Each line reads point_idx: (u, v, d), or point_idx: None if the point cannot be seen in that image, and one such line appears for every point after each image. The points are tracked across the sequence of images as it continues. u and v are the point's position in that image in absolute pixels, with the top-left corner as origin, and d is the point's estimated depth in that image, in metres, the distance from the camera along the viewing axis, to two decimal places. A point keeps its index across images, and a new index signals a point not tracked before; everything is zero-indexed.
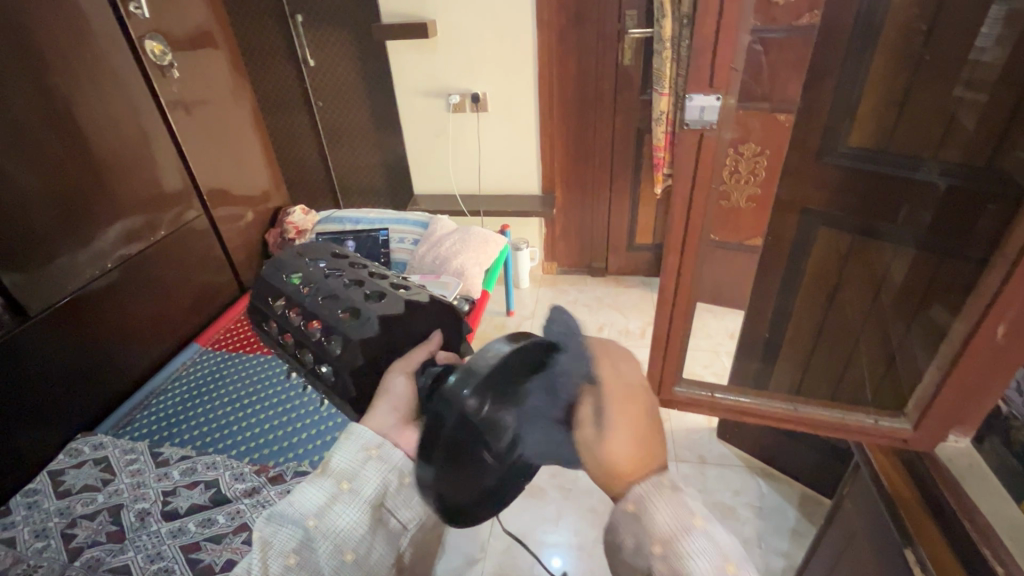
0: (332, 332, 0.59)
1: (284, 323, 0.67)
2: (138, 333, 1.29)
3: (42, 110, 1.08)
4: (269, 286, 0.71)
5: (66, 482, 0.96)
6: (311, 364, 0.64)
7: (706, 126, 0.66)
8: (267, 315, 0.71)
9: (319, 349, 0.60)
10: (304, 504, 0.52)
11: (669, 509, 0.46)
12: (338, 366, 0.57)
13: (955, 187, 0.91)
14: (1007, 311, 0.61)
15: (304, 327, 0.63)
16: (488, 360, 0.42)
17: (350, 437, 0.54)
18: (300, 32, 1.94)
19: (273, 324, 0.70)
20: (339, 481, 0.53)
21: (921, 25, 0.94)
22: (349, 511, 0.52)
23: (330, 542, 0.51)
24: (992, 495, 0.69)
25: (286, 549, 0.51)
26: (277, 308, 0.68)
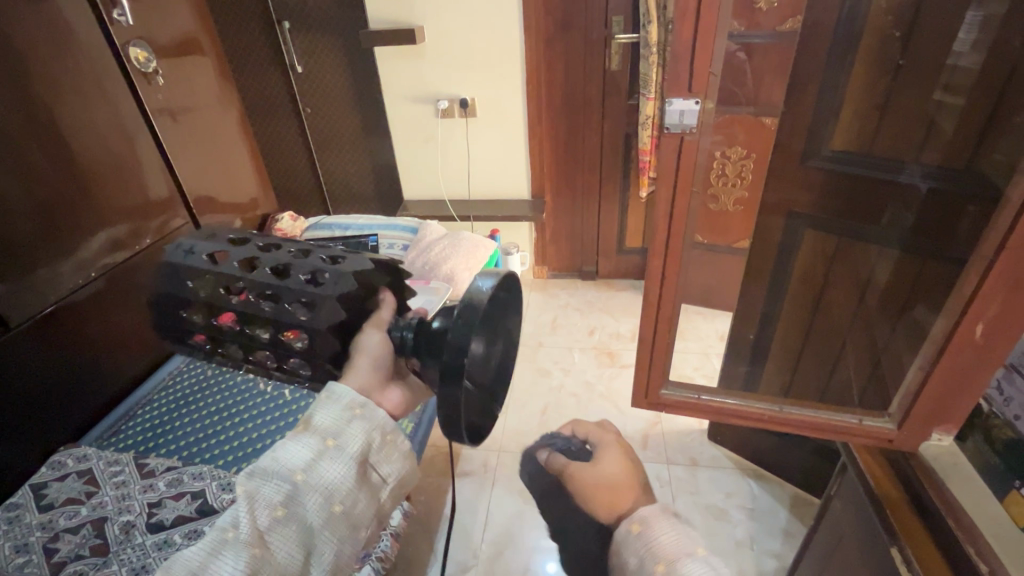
0: (299, 295, 0.56)
1: (228, 310, 0.60)
2: (124, 343, 1.27)
3: (24, 119, 1.06)
4: (185, 275, 0.62)
5: (48, 495, 0.93)
6: (276, 341, 0.59)
7: (685, 130, 0.67)
8: (193, 308, 0.62)
9: (282, 317, 0.56)
10: (288, 461, 0.49)
11: (671, 532, 0.57)
12: (313, 327, 0.55)
13: (936, 189, 0.92)
14: (986, 309, 0.62)
15: (256, 303, 0.58)
16: (482, 293, 0.51)
17: (332, 397, 0.52)
18: (287, 38, 1.93)
19: (195, 314, 0.63)
20: (322, 438, 0.50)
21: (898, 30, 0.96)
22: (335, 467, 0.50)
23: (318, 496, 0.49)
24: (976, 493, 0.69)
25: (274, 501, 0.48)
26: (209, 296, 0.60)
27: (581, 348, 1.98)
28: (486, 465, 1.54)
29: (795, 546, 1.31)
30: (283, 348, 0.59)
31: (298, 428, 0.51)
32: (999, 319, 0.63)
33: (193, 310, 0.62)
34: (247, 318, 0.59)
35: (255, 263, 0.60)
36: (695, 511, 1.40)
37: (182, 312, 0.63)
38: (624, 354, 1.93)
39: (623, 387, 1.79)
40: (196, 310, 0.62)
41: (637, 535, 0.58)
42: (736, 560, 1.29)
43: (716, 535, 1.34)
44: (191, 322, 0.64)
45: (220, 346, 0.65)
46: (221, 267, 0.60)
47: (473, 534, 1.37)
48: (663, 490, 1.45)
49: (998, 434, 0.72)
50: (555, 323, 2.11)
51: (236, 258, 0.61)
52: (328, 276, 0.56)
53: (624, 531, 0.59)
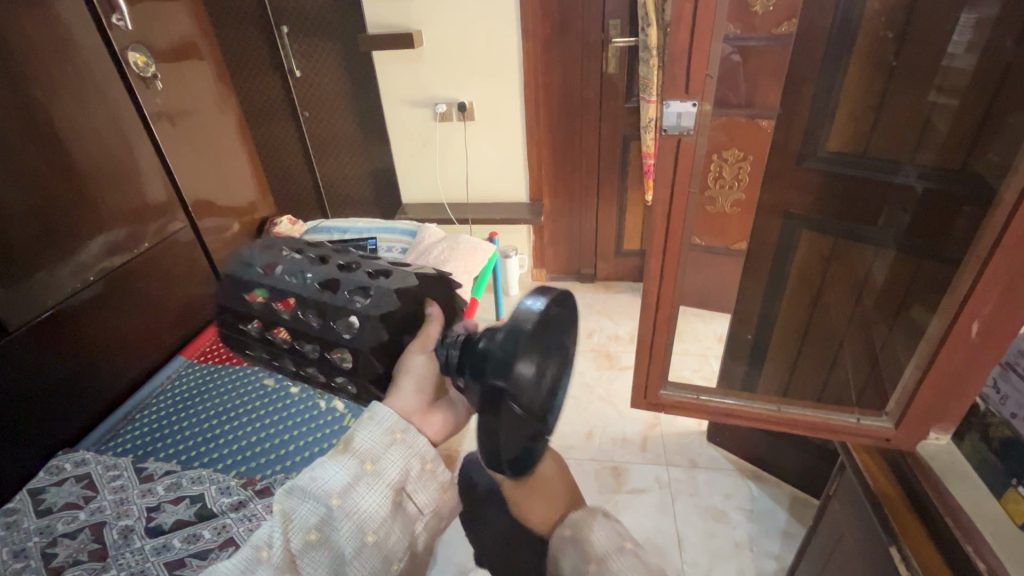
0: (341, 311, 0.48)
1: (274, 324, 0.51)
2: (116, 349, 1.25)
3: (21, 122, 1.06)
4: (237, 282, 0.53)
5: (46, 500, 0.93)
6: (326, 361, 0.50)
7: (683, 132, 0.67)
8: (241, 320, 0.53)
9: (322, 333, 0.48)
10: (325, 482, 0.46)
11: (606, 532, 0.49)
12: (357, 347, 0.47)
13: (931, 190, 0.93)
14: (979, 308, 0.63)
15: (304, 318, 0.49)
16: (531, 314, 0.44)
17: (374, 418, 0.48)
18: (285, 43, 1.94)
19: (250, 326, 0.52)
20: (361, 462, 0.47)
21: (891, 33, 0.97)
22: (370, 496, 0.46)
23: (352, 524, 0.45)
24: (973, 491, 0.70)
25: (308, 524, 0.46)
26: (259, 309, 0.51)
27: (580, 350, 1.98)
28: None
29: (795, 547, 1.31)
30: (332, 368, 0.50)
31: (336, 448, 0.48)
32: (994, 318, 0.63)
33: (241, 322, 0.53)
34: (293, 334, 0.50)
35: (298, 271, 0.52)
36: (695, 512, 1.40)
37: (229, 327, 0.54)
38: (623, 355, 1.94)
39: (622, 388, 1.79)
40: (247, 322, 0.52)
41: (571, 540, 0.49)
42: (736, 561, 1.29)
43: (715, 537, 1.34)
44: (236, 335, 0.54)
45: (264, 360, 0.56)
46: (264, 275, 0.52)
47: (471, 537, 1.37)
48: (662, 492, 1.46)
49: (995, 433, 0.72)
50: None
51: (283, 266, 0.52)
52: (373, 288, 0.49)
53: (555, 536, 0.50)
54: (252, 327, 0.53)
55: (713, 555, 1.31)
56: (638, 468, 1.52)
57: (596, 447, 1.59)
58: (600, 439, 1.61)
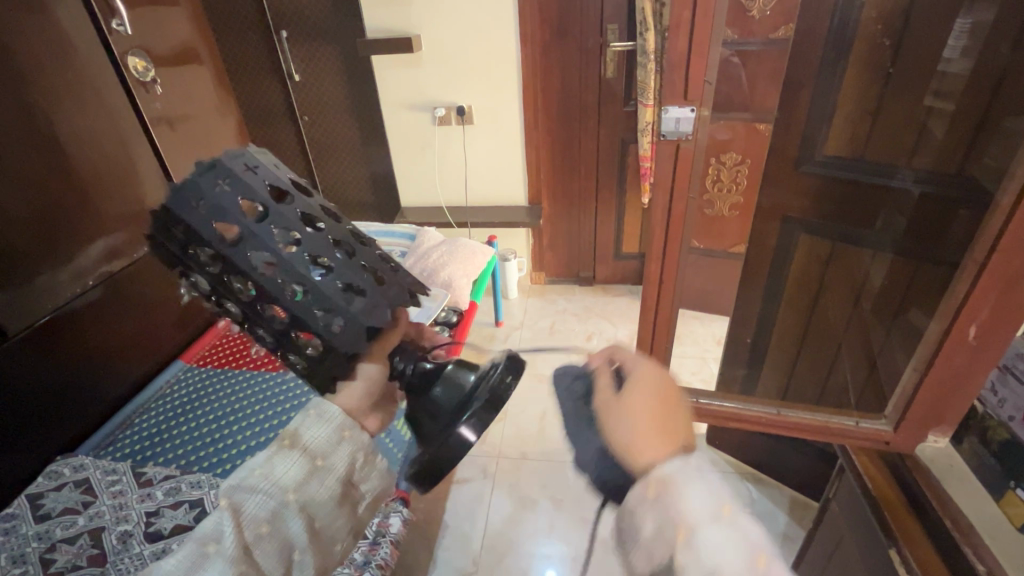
0: (325, 305, 0.43)
1: (262, 247, 0.43)
2: (124, 352, 1.24)
3: (24, 127, 1.04)
4: (242, 179, 0.44)
5: (45, 505, 0.92)
6: (302, 315, 0.43)
7: (682, 137, 0.68)
8: (218, 221, 0.43)
9: (300, 317, 0.43)
10: (277, 480, 0.49)
11: (697, 495, 0.44)
12: (334, 345, 0.44)
13: (928, 194, 0.93)
14: (977, 314, 0.64)
15: (281, 286, 0.43)
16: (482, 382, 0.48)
17: (321, 415, 0.50)
18: (285, 47, 1.95)
19: (227, 232, 0.43)
20: (311, 459, 0.49)
21: (886, 39, 0.97)
22: (321, 487, 0.50)
23: (304, 515, 0.50)
24: (970, 494, 0.70)
25: (259, 517, 0.49)
26: (259, 225, 0.43)
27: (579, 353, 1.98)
28: (485, 472, 1.54)
29: (794, 550, 1.31)
30: (302, 324, 0.44)
31: (286, 443, 0.50)
32: (992, 321, 0.64)
33: (195, 243, 0.44)
34: (277, 268, 0.43)
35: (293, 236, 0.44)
36: None
37: (187, 209, 0.43)
38: None
39: None
40: (227, 225, 0.43)
41: (656, 501, 0.44)
42: None
43: None
44: (193, 226, 0.43)
45: (200, 270, 0.45)
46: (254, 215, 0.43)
47: (472, 541, 1.36)
48: None
49: (993, 434, 0.72)
50: (553, 328, 2.12)
51: (305, 203, 0.47)
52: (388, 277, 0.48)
53: (636, 491, 0.45)
54: (227, 233, 0.43)
55: None
56: None
57: None
58: None
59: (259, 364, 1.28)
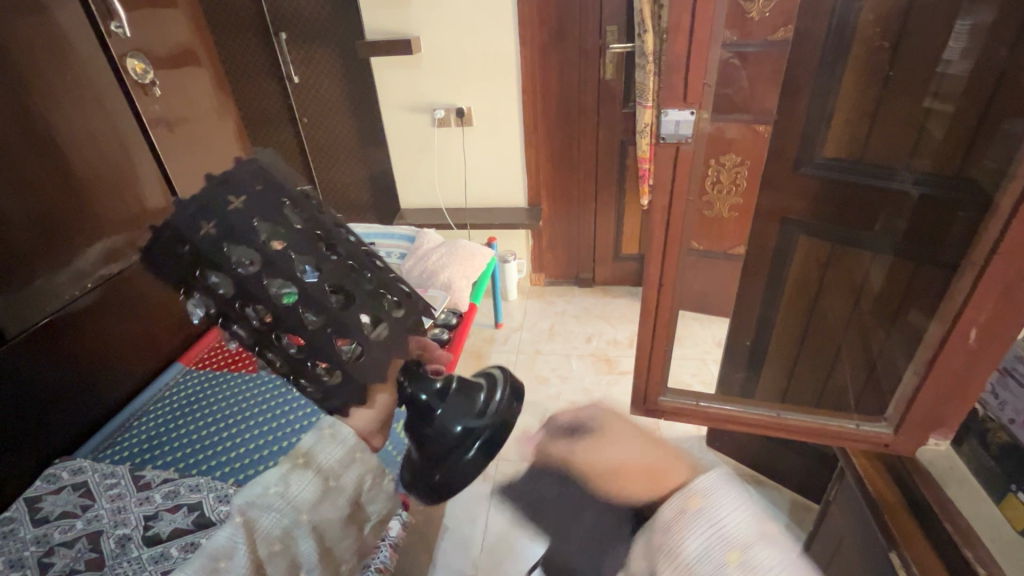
0: (348, 334, 0.41)
1: (277, 277, 0.38)
2: (121, 353, 1.24)
3: (21, 129, 1.04)
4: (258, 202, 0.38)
5: (43, 508, 0.92)
6: (322, 347, 0.40)
7: (681, 140, 0.68)
8: (233, 244, 0.37)
9: (325, 350, 0.40)
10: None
11: (741, 515, 0.44)
12: (356, 376, 0.42)
13: (928, 196, 0.93)
14: (978, 315, 0.63)
15: (302, 317, 0.39)
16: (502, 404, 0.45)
17: None
18: (284, 50, 1.95)
19: (235, 253, 0.37)
20: None
21: (886, 42, 0.97)
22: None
23: None
24: (971, 496, 0.70)
25: None
26: (274, 245, 0.38)
27: (579, 355, 1.98)
28: None
29: None
30: (324, 356, 0.41)
31: None
32: (992, 324, 0.63)
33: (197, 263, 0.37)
34: (301, 300, 0.39)
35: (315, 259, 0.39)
36: None
37: (202, 230, 0.37)
38: (621, 360, 1.94)
39: (621, 393, 1.79)
40: (236, 247, 0.37)
41: (699, 510, 0.45)
42: None
43: None
44: (204, 247, 0.37)
45: (209, 295, 0.38)
46: (270, 237, 0.38)
47: (472, 543, 1.36)
48: None
49: (994, 438, 0.72)
50: (553, 330, 2.12)
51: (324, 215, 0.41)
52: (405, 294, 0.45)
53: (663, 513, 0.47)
54: (248, 261, 0.37)
55: None
56: None
57: None
58: None
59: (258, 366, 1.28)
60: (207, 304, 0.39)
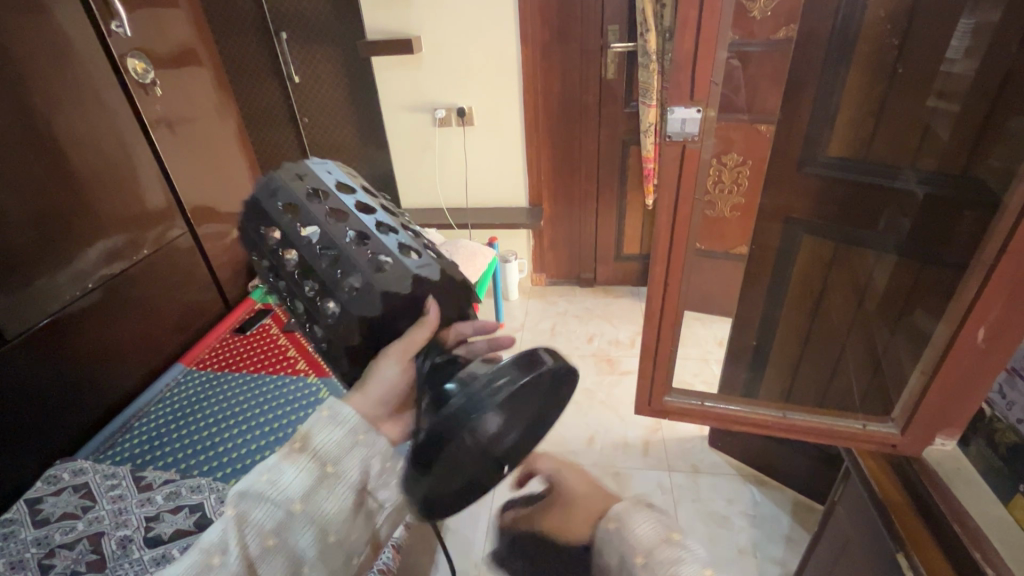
0: (350, 267, 0.43)
1: (287, 248, 0.45)
2: (121, 353, 1.23)
3: (21, 130, 1.03)
4: (276, 187, 0.46)
5: (43, 509, 0.91)
6: (326, 279, 0.43)
7: (687, 138, 0.67)
8: (260, 226, 0.45)
9: (326, 280, 0.43)
10: (287, 486, 0.41)
11: (650, 521, 0.42)
12: (349, 308, 0.43)
13: (934, 195, 0.93)
14: (987, 314, 0.63)
15: (315, 250, 0.43)
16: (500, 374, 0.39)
17: (334, 418, 0.44)
18: (285, 49, 1.95)
19: (278, 203, 0.44)
20: (321, 463, 0.42)
21: (894, 39, 0.96)
22: (332, 493, 0.42)
23: (314, 526, 0.41)
24: (977, 496, 0.70)
25: (266, 529, 0.41)
26: (310, 199, 0.45)
27: (581, 355, 1.97)
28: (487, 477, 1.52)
29: (799, 553, 1.30)
30: (328, 290, 0.44)
31: (294, 446, 0.43)
32: (1001, 324, 0.63)
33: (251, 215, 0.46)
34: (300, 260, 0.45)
35: (341, 210, 0.45)
36: (698, 518, 1.40)
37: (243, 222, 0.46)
38: (624, 360, 1.93)
39: (624, 393, 1.79)
40: (280, 200, 0.45)
41: (612, 530, 0.42)
42: (739, 568, 1.28)
43: (720, 542, 1.34)
44: (245, 233, 0.47)
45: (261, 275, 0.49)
46: (304, 192, 0.45)
47: (474, 544, 1.36)
48: (664, 497, 1.45)
49: (1002, 438, 0.71)
50: (554, 330, 2.11)
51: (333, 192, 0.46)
52: (389, 261, 0.44)
53: (599, 533, 0.43)
54: (271, 236, 0.46)
55: (717, 561, 1.30)
56: (641, 473, 1.52)
57: (598, 452, 1.58)
58: (601, 443, 1.61)
59: (260, 366, 1.27)
60: (260, 252, 0.47)
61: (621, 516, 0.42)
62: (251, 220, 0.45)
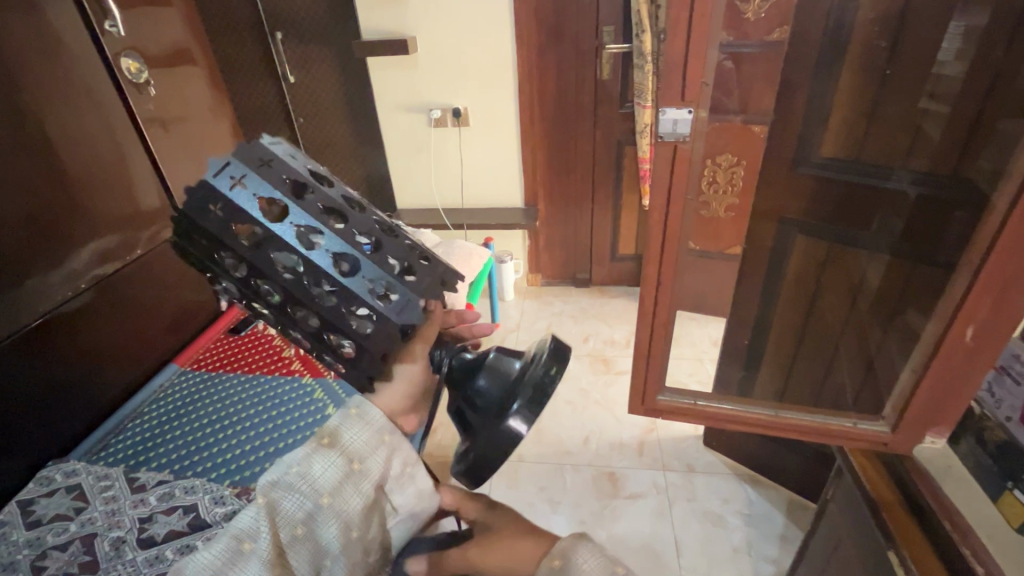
0: (351, 302, 0.44)
1: (286, 251, 0.43)
2: (114, 353, 1.22)
3: (14, 130, 1.03)
4: (249, 179, 0.43)
5: (35, 511, 0.90)
6: (330, 317, 0.45)
7: (679, 138, 0.68)
8: (239, 226, 0.43)
9: (331, 316, 0.45)
10: (316, 480, 0.45)
11: (593, 557, 0.45)
12: (363, 342, 0.45)
13: (925, 195, 0.93)
14: (975, 314, 0.64)
15: (308, 287, 0.44)
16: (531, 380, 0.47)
17: (362, 416, 0.48)
18: (280, 49, 1.93)
19: (245, 238, 0.43)
20: (350, 460, 0.46)
21: (884, 41, 0.97)
22: (356, 489, 0.46)
23: (339, 520, 0.45)
24: (967, 494, 0.70)
25: (296, 517, 0.44)
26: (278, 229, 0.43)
27: (576, 355, 1.98)
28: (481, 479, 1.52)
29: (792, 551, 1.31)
30: (333, 326, 0.45)
31: (325, 442, 0.47)
32: (989, 323, 0.64)
33: (220, 254, 0.45)
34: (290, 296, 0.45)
35: (318, 237, 0.44)
36: (693, 517, 1.40)
37: (212, 225, 0.43)
38: (619, 360, 1.94)
39: (619, 393, 1.79)
40: (246, 233, 0.44)
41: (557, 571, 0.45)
42: (734, 567, 1.29)
43: (714, 541, 1.34)
44: (214, 230, 0.43)
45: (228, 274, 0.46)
46: (269, 220, 0.43)
47: None
48: (659, 496, 1.45)
49: (990, 437, 0.72)
50: (550, 330, 2.12)
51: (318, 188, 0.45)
52: (387, 287, 0.44)
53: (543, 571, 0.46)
54: (247, 274, 0.45)
55: (711, 560, 1.30)
56: (636, 472, 1.52)
57: (593, 452, 1.59)
58: (597, 443, 1.61)
59: (255, 367, 1.27)
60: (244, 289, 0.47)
61: (564, 557, 0.46)
62: (225, 261, 0.45)
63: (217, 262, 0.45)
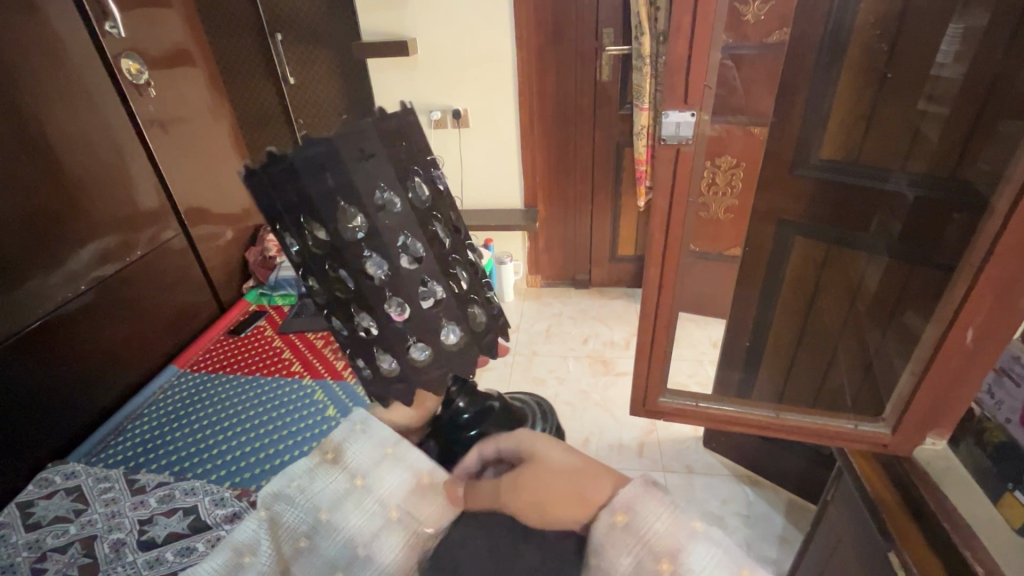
0: (415, 332, 0.54)
1: (385, 262, 0.50)
2: (115, 354, 1.22)
3: (15, 133, 1.03)
4: (387, 174, 0.48)
5: (35, 513, 0.90)
6: (390, 331, 0.53)
7: (682, 141, 0.68)
8: (351, 204, 0.47)
9: (394, 333, 0.53)
10: (316, 494, 0.49)
11: (665, 514, 0.43)
12: (408, 366, 0.55)
13: (923, 197, 0.94)
14: (974, 317, 0.64)
15: (382, 295, 0.51)
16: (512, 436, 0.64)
17: (366, 431, 0.54)
18: (279, 50, 1.95)
19: (351, 228, 0.48)
20: (353, 476, 0.51)
21: (884, 44, 0.98)
22: (356, 502, 0.49)
23: (342, 533, 0.47)
24: (967, 495, 0.70)
25: (297, 532, 0.48)
26: (388, 240, 0.49)
27: (576, 357, 1.98)
28: None
29: (792, 552, 1.31)
30: (390, 339, 0.54)
31: (332, 458, 0.52)
32: (989, 325, 0.64)
33: (311, 220, 0.48)
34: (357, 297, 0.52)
35: (414, 262, 0.51)
36: None
37: (334, 189, 0.46)
38: (619, 361, 1.94)
39: (618, 394, 1.79)
40: (354, 221, 0.48)
41: (625, 528, 0.42)
42: None
43: None
44: (319, 196, 0.46)
45: (304, 240, 0.50)
46: (386, 225, 0.49)
47: None
48: None
49: (990, 438, 0.72)
50: (550, 331, 2.12)
51: (423, 209, 0.53)
52: (446, 332, 0.55)
53: (604, 524, 0.43)
54: (327, 246, 0.49)
55: None
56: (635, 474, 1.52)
57: (593, 452, 1.59)
58: (597, 445, 1.61)
59: (254, 368, 1.27)
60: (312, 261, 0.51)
61: (631, 514, 0.43)
62: (314, 231, 0.48)
63: (305, 228, 0.49)
